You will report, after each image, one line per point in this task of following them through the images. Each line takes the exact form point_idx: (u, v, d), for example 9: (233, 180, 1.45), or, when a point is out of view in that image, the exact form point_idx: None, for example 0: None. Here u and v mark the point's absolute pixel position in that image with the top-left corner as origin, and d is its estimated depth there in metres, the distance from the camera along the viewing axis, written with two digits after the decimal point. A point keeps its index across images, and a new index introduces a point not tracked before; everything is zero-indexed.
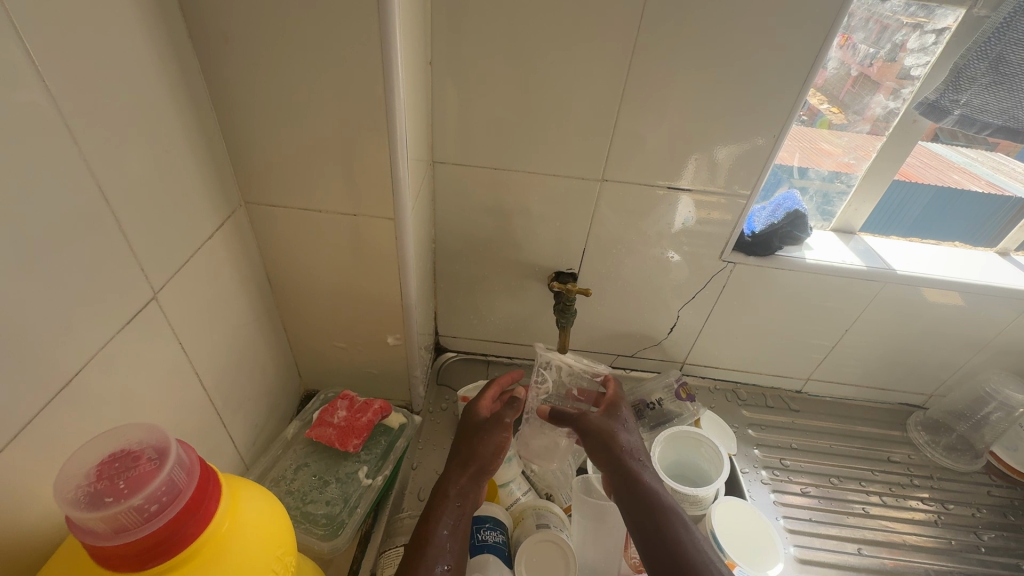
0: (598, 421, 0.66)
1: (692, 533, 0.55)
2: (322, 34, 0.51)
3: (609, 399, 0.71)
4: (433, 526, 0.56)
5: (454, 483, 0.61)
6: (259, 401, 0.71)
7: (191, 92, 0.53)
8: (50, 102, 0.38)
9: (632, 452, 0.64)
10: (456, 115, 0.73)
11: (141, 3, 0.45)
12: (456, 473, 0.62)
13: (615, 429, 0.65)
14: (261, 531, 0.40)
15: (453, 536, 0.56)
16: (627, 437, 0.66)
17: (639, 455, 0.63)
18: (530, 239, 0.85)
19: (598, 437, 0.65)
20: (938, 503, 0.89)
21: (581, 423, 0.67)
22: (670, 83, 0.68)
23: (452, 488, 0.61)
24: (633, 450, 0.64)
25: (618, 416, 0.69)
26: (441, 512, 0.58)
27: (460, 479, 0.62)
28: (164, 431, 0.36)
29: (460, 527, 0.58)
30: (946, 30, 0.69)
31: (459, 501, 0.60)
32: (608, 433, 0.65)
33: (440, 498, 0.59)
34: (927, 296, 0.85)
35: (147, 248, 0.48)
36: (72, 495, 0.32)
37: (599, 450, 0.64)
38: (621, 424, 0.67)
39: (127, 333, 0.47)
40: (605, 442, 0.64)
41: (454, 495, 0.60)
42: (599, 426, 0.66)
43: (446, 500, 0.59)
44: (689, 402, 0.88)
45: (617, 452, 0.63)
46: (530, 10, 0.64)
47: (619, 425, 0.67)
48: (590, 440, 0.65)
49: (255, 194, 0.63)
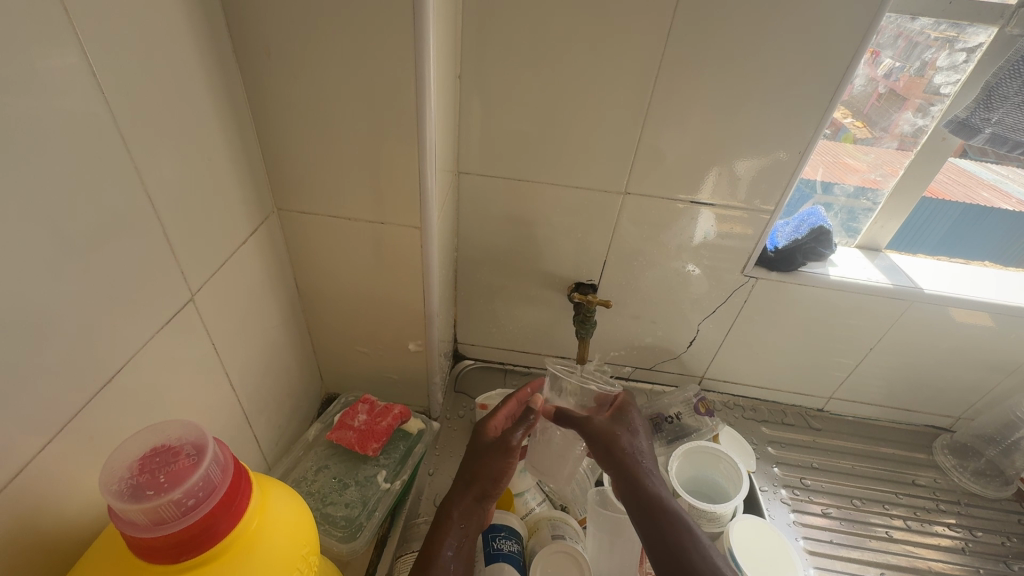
0: (602, 425, 0.65)
1: (698, 542, 0.53)
2: (357, 48, 0.52)
3: (619, 404, 0.69)
4: (437, 541, 0.57)
5: (456, 505, 0.61)
6: (282, 403, 0.73)
7: (232, 102, 0.55)
8: (102, 111, 0.40)
9: (637, 454, 0.63)
10: (483, 127, 0.74)
11: (191, 18, 0.47)
12: (458, 496, 0.62)
13: (618, 433, 0.64)
14: (289, 529, 0.41)
15: (457, 558, 0.57)
16: (630, 439, 0.64)
17: (642, 456, 0.63)
18: (551, 249, 0.86)
19: (601, 441, 0.64)
20: (965, 530, 0.87)
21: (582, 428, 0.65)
22: (696, 98, 0.69)
23: (456, 510, 0.60)
24: (634, 451, 0.63)
25: (623, 420, 0.67)
26: (445, 534, 0.58)
27: (462, 500, 0.61)
28: (200, 429, 0.38)
29: (464, 547, 0.59)
30: (979, 46, 0.68)
31: (460, 522, 0.60)
32: (612, 436, 0.64)
33: (444, 519, 0.60)
34: (955, 316, 0.84)
35: (187, 250, 0.50)
36: (116, 487, 0.33)
37: (602, 453, 0.63)
38: (628, 427, 0.66)
39: (165, 332, 0.49)
40: (611, 445, 0.63)
41: (458, 517, 0.60)
42: (602, 430, 0.65)
43: (450, 521, 0.59)
44: (708, 418, 0.88)
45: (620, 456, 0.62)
46: (558, 25, 0.65)
47: (624, 428, 0.66)
48: (594, 443, 0.64)
49: (286, 202, 0.65)
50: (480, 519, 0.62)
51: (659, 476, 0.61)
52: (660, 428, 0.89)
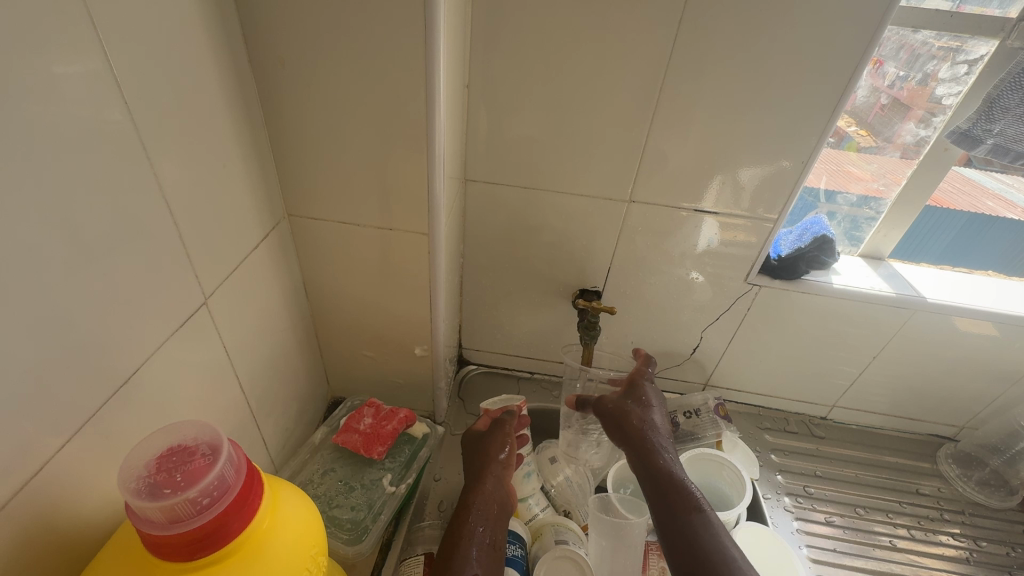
0: (612, 401, 0.74)
1: (702, 515, 0.59)
2: (369, 58, 0.54)
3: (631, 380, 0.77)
4: (467, 530, 0.62)
5: (474, 496, 0.67)
6: (289, 406, 0.74)
7: (247, 109, 0.56)
8: (125, 119, 0.41)
9: (648, 429, 0.70)
10: (490, 134, 0.75)
11: (209, 29, 0.49)
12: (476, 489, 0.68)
13: (629, 409, 0.72)
14: (299, 529, 0.41)
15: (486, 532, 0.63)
16: (640, 415, 0.72)
17: (651, 430, 0.70)
18: (556, 256, 0.86)
19: (613, 417, 0.72)
20: (969, 539, 0.87)
21: (598, 404, 0.75)
22: (698, 111, 0.70)
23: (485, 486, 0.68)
24: (644, 425, 0.70)
25: (637, 395, 0.75)
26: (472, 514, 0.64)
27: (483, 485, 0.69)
28: (215, 429, 0.39)
29: (488, 521, 0.65)
30: (981, 59, 0.69)
31: (481, 508, 0.66)
32: (624, 411, 0.72)
33: (465, 509, 0.65)
34: (959, 325, 0.84)
35: (200, 255, 0.52)
36: (134, 485, 0.34)
37: (615, 428, 0.72)
38: (637, 403, 0.74)
39: (179, 335, 0.50)
40: (620, 422, 0.71)
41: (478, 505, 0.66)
42: (614, 406, 0.73)
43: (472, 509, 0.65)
44: (723, 421, 0.88)
45: (630, 431, 0.70)
46: (564, 35, 0.66)
47: (635, 404, 0.73)
48: (604, 420, 0.73)
49: (297, 208, 0.66)
50: (505, 501, 0.69)
51: (669, 453, 0.67)
52: (677, 423, 0.89)
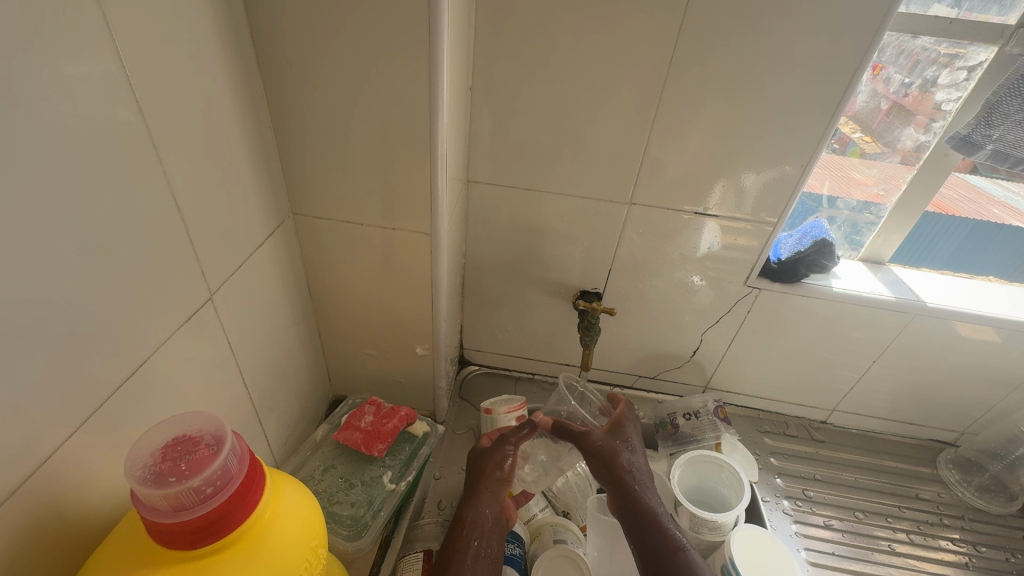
0: (601, 439, 0.71)
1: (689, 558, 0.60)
2: (374, 60, 0.55)
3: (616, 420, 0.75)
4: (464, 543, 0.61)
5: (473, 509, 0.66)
6: (291, 403, 0.75)
7: (253, 109, 0.57)
8: (136, 116, 0.42)
9: (634, 470, 0.68)
10: (493, 136, 0.76)
11: (217, 29, 0.50)
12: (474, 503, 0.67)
13: (618, 448, 0.70)
14: (300, 521, 0.42)
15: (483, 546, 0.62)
16: (628, 456, 0.70)
17: (637, 471, 0.68)
18: (557, 257, 0.87)
19: (601, 454, 0.69)
20: (969, 545, 0.86)
21: (585, 441, 0.71)
22: (699, 115, 0.71)
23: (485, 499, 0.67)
24: (631, 466, 0.69)
25: (622, 436, 0.73)
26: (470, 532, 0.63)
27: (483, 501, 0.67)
28: (220, 421, 0.40)
29: (485, 535, 0.63)
30: (981, 64, 0.70)
31: (477, 522, 0.64)
32: (613, 451, 0.70)
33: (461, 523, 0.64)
34: (959, 330, 0.84)
35: (206, 251, 0.52)
36: (141, 473, 0.35)
37: (601, 467, 0.69)
38: (624, 443, 0.71)
39: (184, 330, 0.51)
40: (608, 461, 0.68)
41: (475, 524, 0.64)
42: (603, 444, 0.70)
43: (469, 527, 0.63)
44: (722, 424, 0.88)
45: (618, 470, 0.68)
46: (566, 38, 0.67)
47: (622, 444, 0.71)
48: (591, 457, 0.70)
49: (302, 206, 0.67)
50: (499, 517, 0.67)
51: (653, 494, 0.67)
52: (677, 425, 0.90)
